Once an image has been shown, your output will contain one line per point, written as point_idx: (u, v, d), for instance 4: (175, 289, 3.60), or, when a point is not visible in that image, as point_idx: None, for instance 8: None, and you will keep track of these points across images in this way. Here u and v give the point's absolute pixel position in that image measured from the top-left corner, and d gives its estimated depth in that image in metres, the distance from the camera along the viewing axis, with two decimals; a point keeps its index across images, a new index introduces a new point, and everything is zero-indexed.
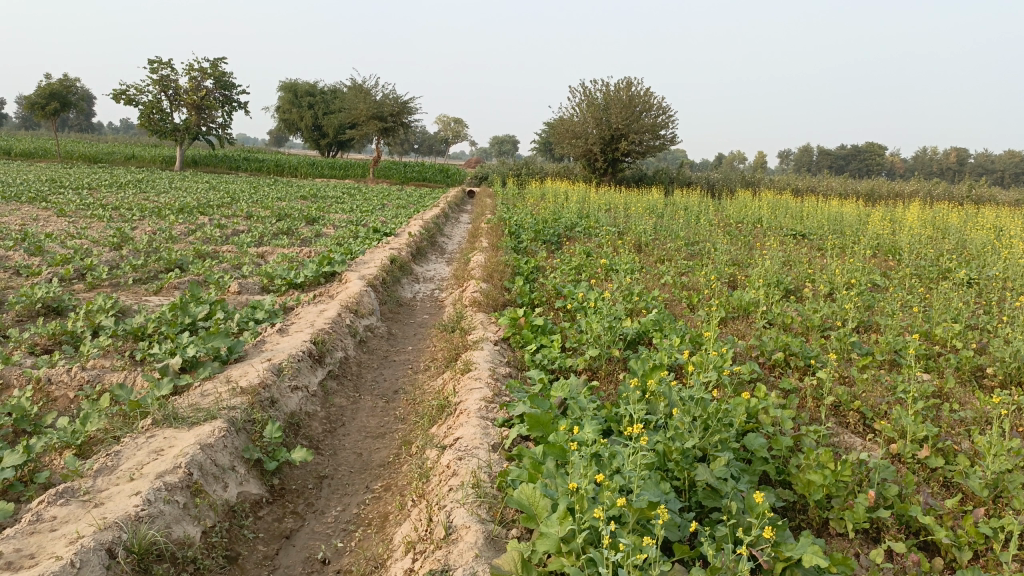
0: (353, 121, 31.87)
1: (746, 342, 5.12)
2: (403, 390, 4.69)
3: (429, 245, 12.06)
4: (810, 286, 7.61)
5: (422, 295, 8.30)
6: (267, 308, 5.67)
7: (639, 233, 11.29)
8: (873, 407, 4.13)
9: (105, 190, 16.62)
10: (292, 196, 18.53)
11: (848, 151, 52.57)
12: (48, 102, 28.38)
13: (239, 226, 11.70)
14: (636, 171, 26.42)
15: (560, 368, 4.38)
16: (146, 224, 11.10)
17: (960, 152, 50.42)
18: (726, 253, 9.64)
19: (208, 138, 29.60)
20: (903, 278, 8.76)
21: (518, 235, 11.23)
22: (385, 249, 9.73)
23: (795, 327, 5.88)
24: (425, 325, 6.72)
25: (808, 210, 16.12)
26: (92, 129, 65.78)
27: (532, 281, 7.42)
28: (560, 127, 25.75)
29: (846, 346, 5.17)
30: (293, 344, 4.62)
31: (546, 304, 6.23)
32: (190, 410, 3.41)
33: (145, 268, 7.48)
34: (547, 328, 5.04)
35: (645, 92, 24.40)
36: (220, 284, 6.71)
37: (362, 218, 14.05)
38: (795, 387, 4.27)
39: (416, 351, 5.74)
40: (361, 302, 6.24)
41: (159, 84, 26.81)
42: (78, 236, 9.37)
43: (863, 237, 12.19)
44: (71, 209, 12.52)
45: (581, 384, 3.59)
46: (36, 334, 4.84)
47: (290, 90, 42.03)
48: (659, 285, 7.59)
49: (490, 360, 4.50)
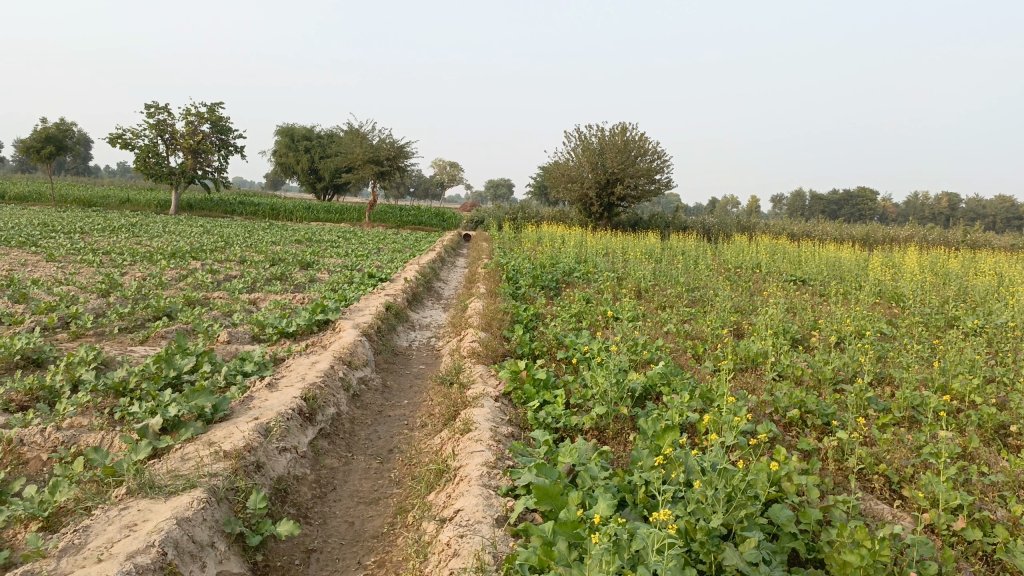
0: (349, 165, 31.96)
1: (758, 397, 4.90)
2: (398, 449, 4.42)
3: (425, 290, 11.88)
4: (818, 335, 7.41)
5: (418, 344, 8.06)
6: (257, 359, 5.43)
7: (638, 279, 11.12)
8: (899, 471, 3.89)
9: (97, 234, 16.47)
10: (287, 240, 18.39)
11: (841, 195, 52.88)
12: (44, 145, 28.37)
13: (232, 271, 11.51)
14: (631, 216, 26.44)
15: (565, 427, 4.15)
16: (136, 269, 10.90)
17: (951, 197, 50.80)
18: (728, 299, 9.47)
19: (204, 182, 29.57)
20: (909, 326, 8.57)
21: (515, 280, 11.05)
22: (380, 295, 9.55)
23: (806, 381, 5.65)
24: (421, 376, 6.47)
25: (806, 255, 16.04)
26: (89, 171, 65.89)
27: (532, 330, 7.21)
28: (555, 171, 25.80)
29: (862, 402, 4.95)
30: (282, 401, 4.37)
31: (547, 354, 6.01)
32: (167, 478, 3.15)
33: (132, 316, 7.25)
34: (551, 382, 4.81)
35: (640, 137, 24.51)
36: (209, 333, 6.48)
37: (356, 263, 13.88)
38: (815, 448, 4.04)
39: (411, 405, 5.48)
40: (355, 353, 6.00)
41: (155, 128, 26.88)
42: (65, 282, 9.15)
43: (865, 284, 12.04)
44: (61, 254, 12.32)
45: (591, 447, 3.35)
46: (11, 389, 4.58)
47: (287, 134, 42.27)
48: (662, 334, 7.39)
49: (491, 419, 4.25)
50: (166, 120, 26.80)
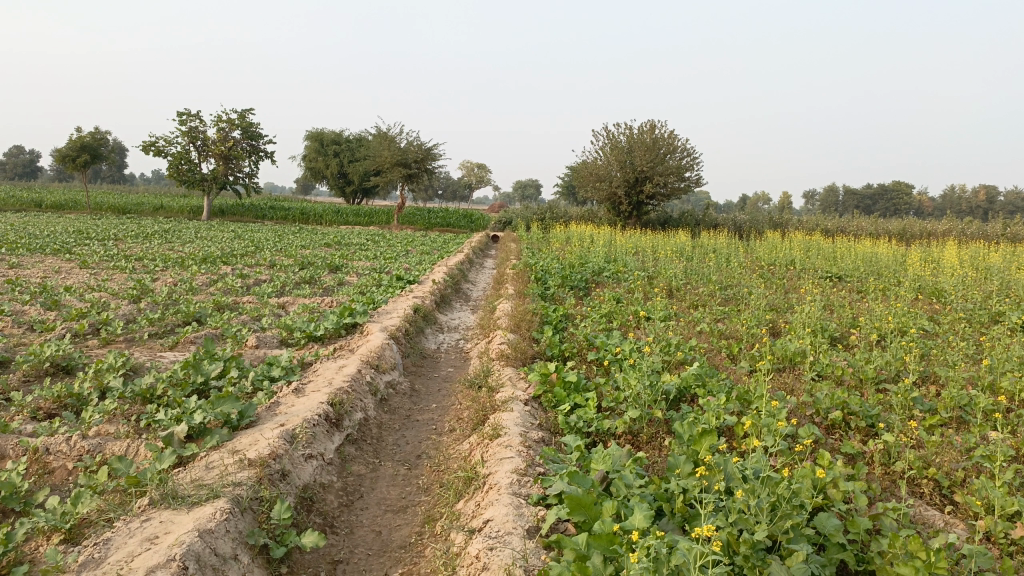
0: (377, 168, 32.09)
1: (798, 398, 4.73)
2: (427, 455, 4.33)
3: (453, 292, 11.82)
4: (857, 333, 7.19)
5: (446, 346, 7.97)
6: (284, 364, 5.38)
7: (670, 277, 10.95)
8: (950, 475, 3.70)
9: (130, 240, 16.70)
10: (317, 243, 18.48)
11: (875, 190, 51.88)
12: (79, 154, 28.84)
13: (262, 276, 11.55)
14: (661, 214, 26.18)
15: (597, 432, 4.02)
16: (167, 275, 10.98)
17: (989, 190, 49.59)
18: (762, 296, 9.26)
19: (234, 188, 29.88)
20: (951, 322, 8.30)
21: (544, 280, 10.94)
22: (408, 298, 9.50)
23: (846, 381, 5.46)
24: (450, 379, 6.38)
25: (841, 251, 15.69)
26: (124, 179, 67.09)
27: (562, 331, 7.09)
28: (583, 171, 25.62)
29: (906, 403, 4.75)
30: (308, 406, 4.30)
31: (578, 355, 5.88)
32: (191, 488, 3.09)
33: (162, 321, 7.27)
34: (583, 384, 4.69)
35: (669, 134, 24.26)
36: (237, 338, 6.46)
37: (385, 265, 13.88)
38: (859, 451, 3.87)
39: (440, 409, 5.39)
40: (382, 357, 5.93)
41: (187, 136, 27.22)
42: (97, 288, 9.24)
43: (904, 280, 11.72)
44: (95, 261, 12.47)
45: (625, 453, 3.23)
46: (40, 397, 4.58)
47: (316, 139, 42.63)
48: (695, 333, 7.22)
49: (521, 424, 4.13)
50: (197, 127, 27.12)
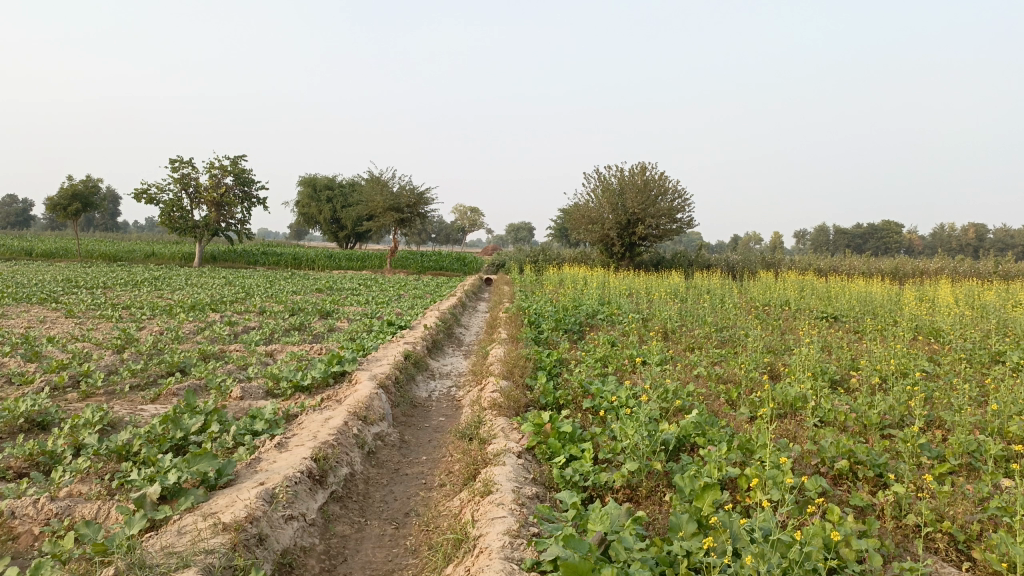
0: (370, 213, 32.11)
1: (802, 446, 4.55)
2: (415, 513, 4.12)
3: (446, 337, 11.66)
4: (858, 377, 7.05)
5: (438, 394, 7.77)
6: (268, 417, 5.18)
7: (665, 319, 10.81)
8: (965, 528, 3.52)
9: (119, 288, 16.54)
10: (307, 289, 18.32)
11: (864, 229, 52.18)
12: (70, 202, 28.75)
13: (251, 323, 11.37)
14: (654, 255, 26.17)
15: (593, 486, 3.83)
16: (154, 323, 10.80)
17: (978, 228, 49.95)
18: (759, 338, 9.11)
19: (226, 235, 29.79)
20: (952, 363, 8.15)
21: (538, 324, 10.79)
22: (399, 343, 9.32)
23: (850, 427, 5.30)
24: (441, 429, 6.17)
25: (836, 291, 15.62)
26: (116, 227, 67.02)
27: (556, 377, 6.91)
28: (575, 213, 25.67)
29: (914, 450, 4.58)
30: (291, 463, 4.10)
31: (573, 402, 5.69)
32: (160, 555, 2.89)
33: (144, 372, 7.08)
34: (578, 435, 4.51)
35: (660, 176, 24.39)
36: (221, 389, 6.26)
37: (376, 310, 13.73)
38: (868, 503, 3.70)
39: (430, 461, 5.18)
40: (371, 408, 5.73)
41: (179, 183, 27.22)
42: (81, 338, 9.04)
43: (900, 319, 11.62)
44: (81, 310, 12.26)
45: (623, 512, 3.05)
46: (11, 455, 4.36)
47: (309, 184, 42.80)
48: (693, 378, 7.06)
49: (513, 479, 3.94)
50: (189, 174, 27.13)
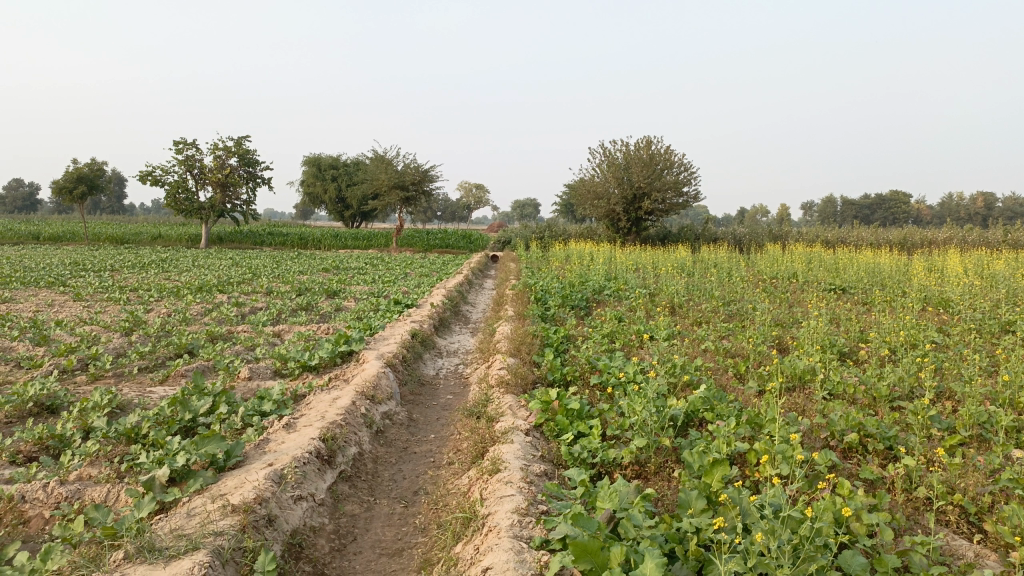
0: (375, 191, 32.02)
1: (811, 420, 4.54)
2: (424, 491, 4.13)
3: (452, 315, 11.66)
4: (867, 349, 7.02)
5: (445, 372, 7.77)
6: (276, 398, 5.19)
7: (672, 294, 10.78)
8: (976, 501, 3.50)
9: (126, 271, 16.57)
10: (314, 269, 18.33)
11: (872, 200, 51.83)
12: (76, 186, 28.75)
13: (258, 303, 11.39)
14: (660, 230, 26.05)
15: (602, 462, 3.83)
16: (162, 305, 10.82)
17: (987, 197, 49.52)
18: (767, 312, 9.06)
19: (232, 216, 29.79)
20: (961, 334, 8.09)
21: (545, 300, 10.77)
22: (406, 322, 9.33)
23: (859, 400, 5.28)
24: (449, 407, 6.17)
25: (844, 263, 15.52)
26: (122, 209, 67.06)
27: (563, 353, 6.90)
28: (581, 189, 25.55)
29: (924, 422, 4.54)
30: (299, 443, 4.11)
31: (580, 379, 5.68)
32: (170, 538, 2.90)
33: (152, 354, 7.09)
34: (586, 412, 4.49)
35: (666, 149, 24.22)
36: (229, 370, 6.28)
37: (383, 289, 13.73)
38: (878, 477, 3.69)
39: (438, 439, 5.19)
40: (378, 387, 5.73)
41: (184, 164, 27.18)
42: (89, 321, 9.07)
43: (909, 290, 11.55)
44: (89, 293, 12.30)
45: (632, 489, 3.04)
46: (21, 439, 4.38)
47: (314, 164, 42.69)
48: (700, 352, 7.04)
49: (522, 456, 3.94)
50: (193, 156, 27.08)
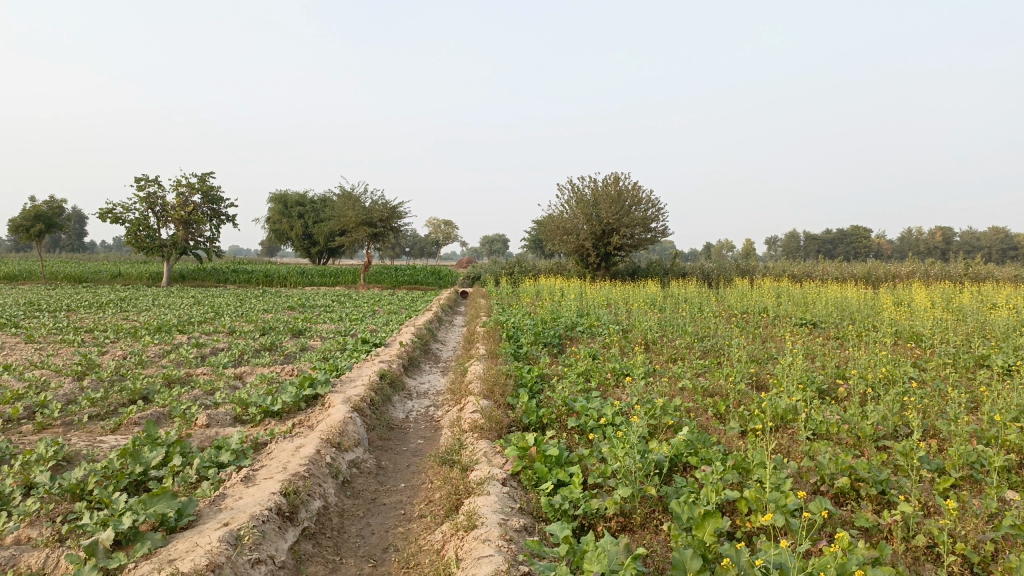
0: (342, 228, 31.70)
1: (799, 464, 4.36)
2: (394, 547, 3.85)
3: (422, 353, 11.39)
4: (847, 386, 6.90)
5: (415, 415, 7.48)
6: (234, 447, 4.88)
7: (645, 330, 10.64)
8: (978, 549, 3.34)
9: (82, 311, 16.01)
10: (279, 307, 17.95)
11: (834, 235, 52.76)
12: (33, 224, 27.96)
13: (220, 344, 11.00)
14: (629, 265, 26.09)
15: (584, 515, 3.60)
16: (118, 347, 10.38)
17: (945, 231, 50.71)
18: (741, 348, 8.95)
19: (195, 253, 29.21)
20: (936, 369, 8.03)
21: (516, 338, 10.56)
22: (374, 362, 9.03)
23: (843, 439, 5.12)
24: (419, 453, 5.89)
25: (813, 297, 15.57)
26: (82, 248, 65.68)
27: (538, 394, 6.66)
28: (550, 225, 25.55)
29: (914, 463, 4.37)
30: (257, 498, 3.82)
31: (557, 422, 5.45)
32: None
33: (104, 401, 6.70)
34: (565, 458, 4.27)
35: (633, 186, 24.36)
36: (186, 417, 5.93)
37: (350, 328, 13.41)
38: (874, 524, 3.52)
39: (408, 489, 4.91)
40: (344, 434, 5.44)
41: (146, 201, 26.66)
42: (39, 365, 8.62)
43: (880, 324, 11.56)
44: (41, 334, 11.80)
45: (622, 549, 2.82)
46: None
47: (280, 201, 42.31)
48: (678, 391, 6.86)
49: (499, 510, 3.69)
50: (155, 193, 26.58)
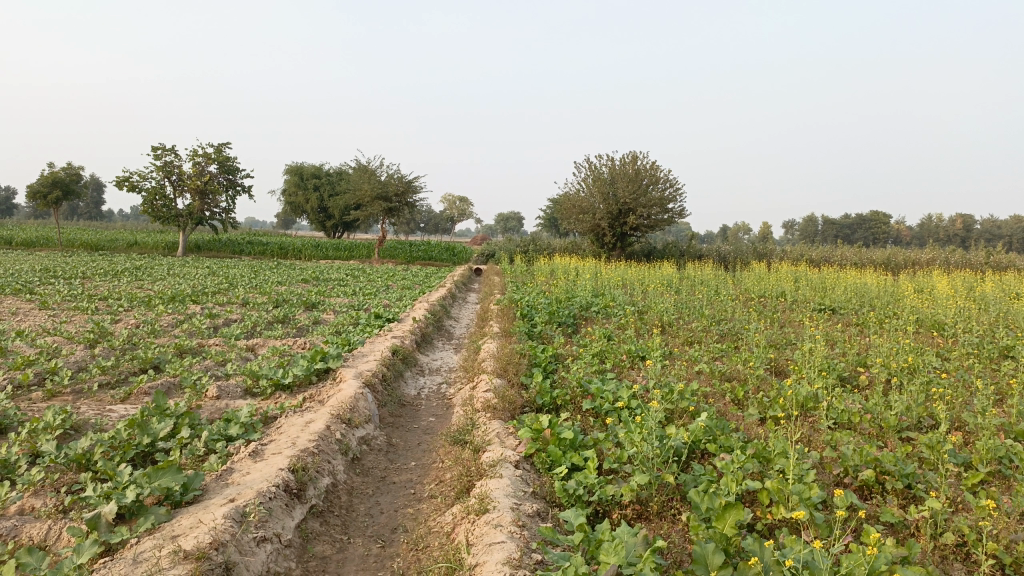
0: (357, 202, 31.58)
1: (822, 454, 4.23)
2: (402, 528, 3.76)
3: (435, 330, 11.30)
4: (869, 375, 6.74)
5: (427, 393, 7.39)
6: (244, 420, 4.80)
7: (661, 311, 10.49)
8: (1011, 550, 3.20)
9: (98, 278, 16.04)
10: (294, 279, 17.90)
11: (853, 220, 52.10)
12: (51, 190, 28.02)
13: (233, 315, 10.96)
14: (645, 245, 25.84)
15: (599, 501, 3.49)
16: (131, 316, 10.35)
17: (965, 219, 49.98)
18: (760, 332, 8.78)
19: (211, 223, 29.20)
20: (960, 359, 7.84)
21: (530, 317, 10.44)
22: (387, 338, 8.93)
23: (865, 429, 4.98)
24: (430, 431, 5.80)
25: (831, 282, 15.32)
26: (101, 216, 66.10)
27: (551, 374, 6.54)
28: (565, 204, 25.31)
29: (941, 455, 4.23)
30: (265, 475, 3.73)
31: (571, 403, 5.33)
32: None
33: (115, 370, 6.66)
34: (580, 441, 4.15)
35: (651, 165, 24.05)
36: (197, 388, 5.87)
37: (364, 302, 13.33)
38: (901, 520, 3.40)
39: (418, 468, 4.82)
40: (355, 409, 5.35)
41: (162, 170, 26.65)
42: (52, 331, 8.59)
43: (901, 312, 11.33)
44: (56, 301, 11.80)
45: (640, 540, 2.73)
46: None
47: (296, 173, 42.27)
48: (695, 374, 6.72)
49: (512, 494, 3.58)
50: (172, 162, 26.56)
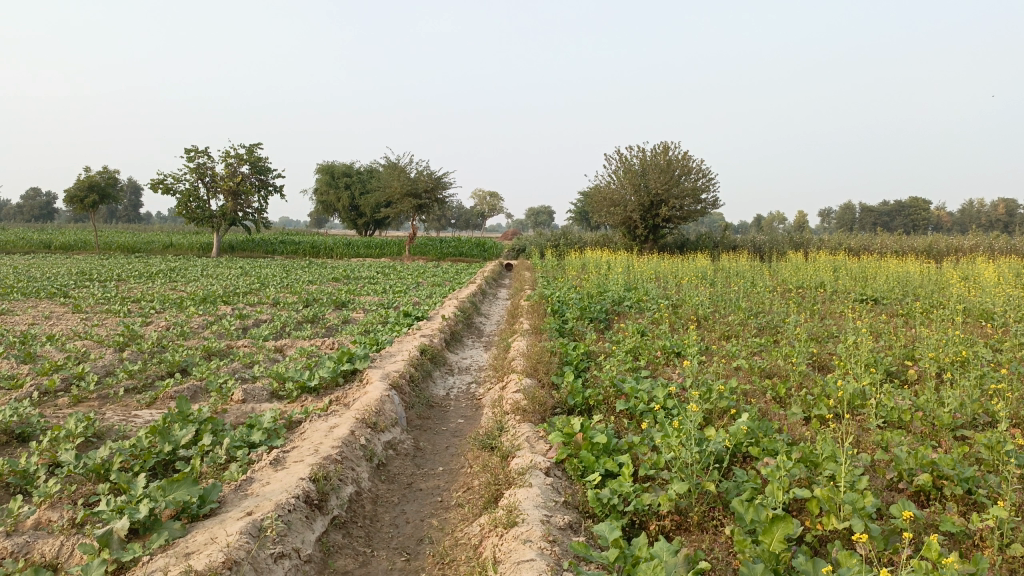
0: (387, 199, 31.59)
1: (873, 458, 3.96)
2: (429, 539, 3.60)
3: (465, 327, 11.15)
4: (919, 370, 6.42)
5: (456, 393, 7.23)
6: (267, 426, 4.67)
7: (696, 305, 10.20)
8: None
9: (132, 281, 16.16)
10: (324, 278, 17.87)
11: (891, 206, 50.92)
12: (87, 194, 28.42)
13: (262, 315, 10.91)
14: (677, 237, 25.44)
15: (635, 512, 3.28)
16: (162, 318, 10.34)
17: (1008, 204, 48.58)
18: (800, 325, 8.47)
19: (244, 224, 29.41)
20: (1012, 350, 7.48)
21: (562, 313, 10.22)
22: (415, 336, 8.79)
23: (916, 429, 4.69)
24: (459, 434, 5.63)
25: (872, 271, 14.88)
26: (137, 218, 67.22)
27: (584, 373, 6.32)
28: (596, 196, 24.99)
29: (1001, 457, 3.93)
30: (285, 485, 3.58)
31: (604, 404, 5.11)
32: None
33: (142, 374, 6.60)
34: (614, 445, 3.94)
35: (683, 155, 23.64)
36: (222, 392, 5.76)
37: (394, 300, 13.23)
38: (962, 530, 3.14)
39: (446, 473, 4.65)
40: (381, 413, 5.20)
41: (195, 172, 26.89)
42: (82, 335, 8.58)
43: (947, 300, 10.90)
44: (89, 304, 11.87)
45: (680, 561, 2.52)
46: None
47: (327, 172, 42.51)
48: (733, 371, 6.45)
49: (543, 505, 3.39)
50: (205, 163, 26.77)
